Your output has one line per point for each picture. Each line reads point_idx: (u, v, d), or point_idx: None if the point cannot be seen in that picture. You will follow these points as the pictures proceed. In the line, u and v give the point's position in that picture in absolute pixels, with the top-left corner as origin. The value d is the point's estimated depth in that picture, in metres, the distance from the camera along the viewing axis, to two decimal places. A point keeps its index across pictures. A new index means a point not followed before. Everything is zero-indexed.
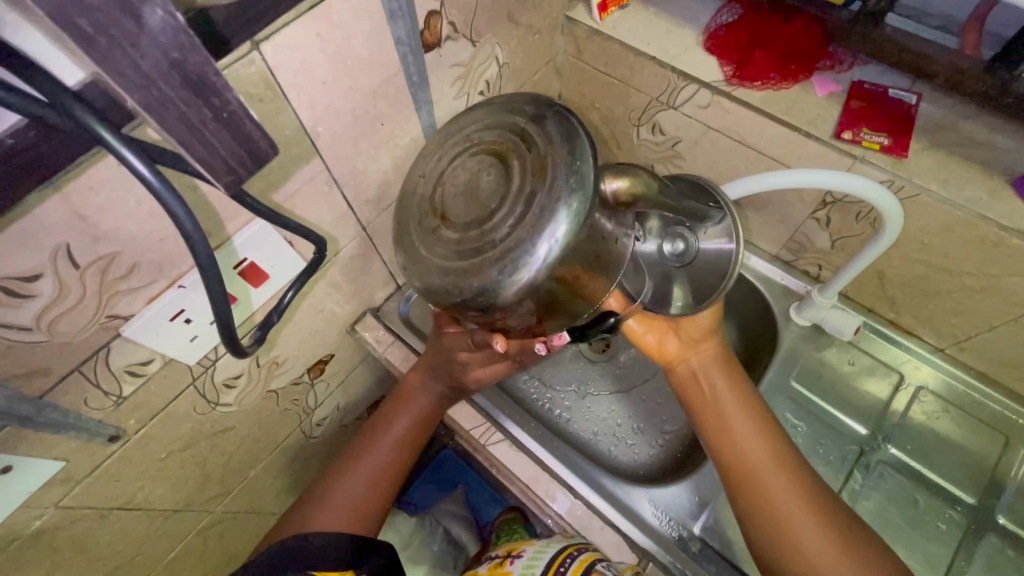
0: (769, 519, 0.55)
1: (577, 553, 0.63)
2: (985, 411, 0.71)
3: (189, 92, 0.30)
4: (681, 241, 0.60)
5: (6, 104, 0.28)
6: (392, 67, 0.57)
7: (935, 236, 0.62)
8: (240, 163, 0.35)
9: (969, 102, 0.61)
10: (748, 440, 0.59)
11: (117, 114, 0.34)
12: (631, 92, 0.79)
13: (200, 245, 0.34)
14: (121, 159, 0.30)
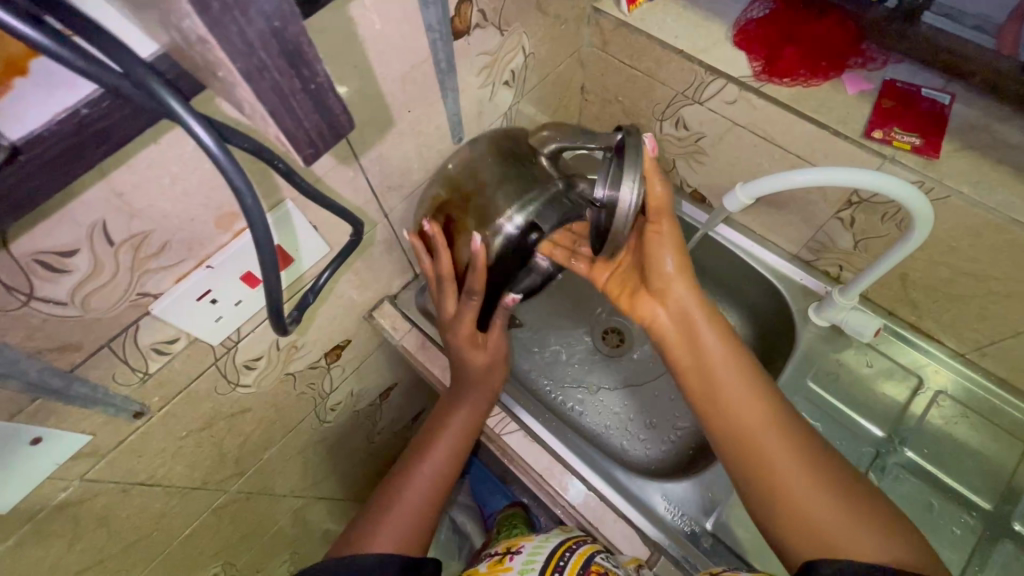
0: (772, 491, 0.54)
1: (577, 546, 0.61)
2: (1005, 418, 0.71)
3: (284, 61, 0.28)
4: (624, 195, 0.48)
5: (83, 73, 0.26)
6: (422, 54, 0.57)
7: (963, 239, 0.61)
8: (319, 136, 0.33)
9: (1004, 104, 0.60)
10: (741, 411, 0.58)
11: (187, 84, 0.34)
12: (655, 86, 0.78)
13: (259, 221, 0.33)
14: (187, 128, 0.29)
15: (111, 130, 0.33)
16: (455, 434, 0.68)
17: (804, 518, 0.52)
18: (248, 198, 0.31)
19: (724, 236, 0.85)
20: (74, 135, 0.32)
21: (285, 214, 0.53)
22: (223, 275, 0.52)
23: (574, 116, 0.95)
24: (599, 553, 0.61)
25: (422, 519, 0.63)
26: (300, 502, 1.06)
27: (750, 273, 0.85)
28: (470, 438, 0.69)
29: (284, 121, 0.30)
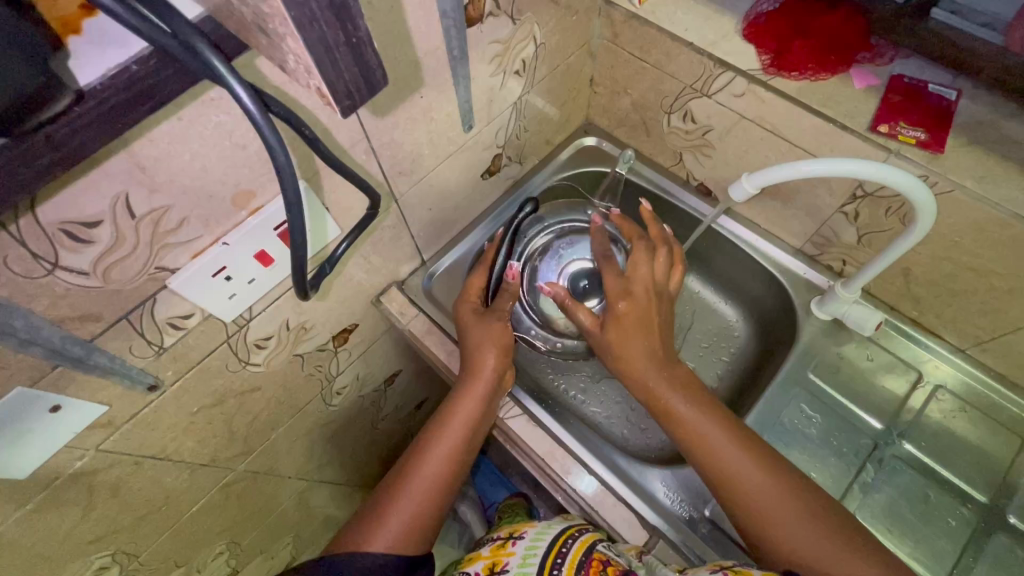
0: (755, 520, 0.57)
1: (578, 534, 0.62)
2: (1003, 413, 0.71)
3: (332, 15, 0.29)
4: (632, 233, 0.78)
5: (134, 29, 0.28)
6: (435, 41, 0.58)
7: (965, 235, 0.62)
8: (357, 88, 0.34)
9: (1010, 101, 0.60)
10: (719, 455, 0.59)
11: (228, 45, 0.36)
12: (664, 78, 0.79)
13: (289, 177, 0.36)
14: (229, 88, 0.32)
15: (155, 87, 0.35)
16: (458, 423, 0.67)
17: (781, 545, 0.56)
18: (282, 159, 0.35)
19: (729, 229, 0.86)
20: (125, 91, 0.34)
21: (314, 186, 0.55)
22: (239, 253, 0.53)
23: (583, 108, 0.96)
24: (600, 542, 0.62)
25: (427, 512, 0.63)
26: (304, 485, 1.08)
27: (754, 266, 0.86)
28: (473, 426, 0.68)
29: (326, 74, 0.32)
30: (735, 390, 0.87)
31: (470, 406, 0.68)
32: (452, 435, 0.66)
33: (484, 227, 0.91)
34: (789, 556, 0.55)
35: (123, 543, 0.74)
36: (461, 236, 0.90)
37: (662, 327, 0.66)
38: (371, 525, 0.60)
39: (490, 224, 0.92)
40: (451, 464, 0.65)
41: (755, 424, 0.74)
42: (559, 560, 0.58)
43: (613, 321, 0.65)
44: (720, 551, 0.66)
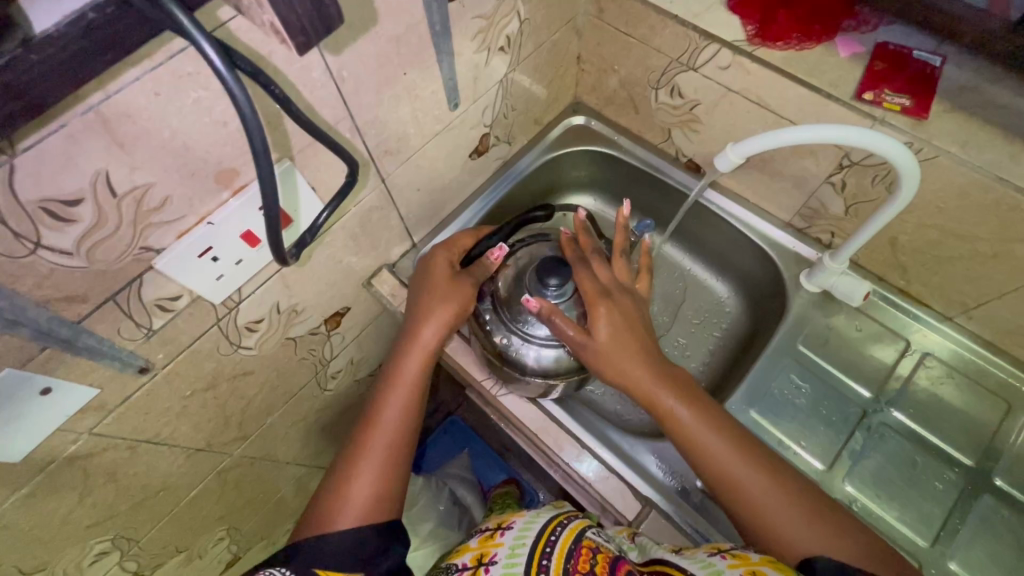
0: (758, 522, 0.57)
1: (567, 522, 0.62)
2: (990, 379, 0.72)
3: None
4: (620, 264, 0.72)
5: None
6: (417, 15, 0.57)
7: (950, 200, 0.62)
8: (311, 25, 0.37)
9: (994, 65, 0.60)
10: (714, 457, 0.59)
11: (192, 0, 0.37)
12: (651, 53, 0.79)
13: (257, 134, 0.36)
14: (195, 42, 0.33)
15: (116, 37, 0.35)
16: (405, 387, 0.66)
17: (778, 537, 0.55)
18: (247, 112, 0.35)
19: (717, 204, 0.87)
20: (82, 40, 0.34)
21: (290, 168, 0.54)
22: (224, 232, 0.53)
23: (571, 88, 0.96)
24: (589, 529, 0.62)
25: (391, 480, 0.62)
26: (302, 470, 1.09)
27: (743, 241, 0.86)
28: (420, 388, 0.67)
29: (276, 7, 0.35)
30: (726, 364, 0.87)
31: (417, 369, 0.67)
32: (398, 400, 0.66)
33: (473, 209, 0.91)
34: (787, 548, 0.55)
35: (122, 528, 0.75)
36: (451, 218, 0.90)
37: (640, 330, 0.66)
38: (340, 495, 0.60)
39: (479, 205, 0.91)
40: (404, 427, 0.65)
41: (746, 394, 0.75)
42: (548, 548, 0.58)
43: (602, 324, 0.64)
44: (713, 520, 0.67)
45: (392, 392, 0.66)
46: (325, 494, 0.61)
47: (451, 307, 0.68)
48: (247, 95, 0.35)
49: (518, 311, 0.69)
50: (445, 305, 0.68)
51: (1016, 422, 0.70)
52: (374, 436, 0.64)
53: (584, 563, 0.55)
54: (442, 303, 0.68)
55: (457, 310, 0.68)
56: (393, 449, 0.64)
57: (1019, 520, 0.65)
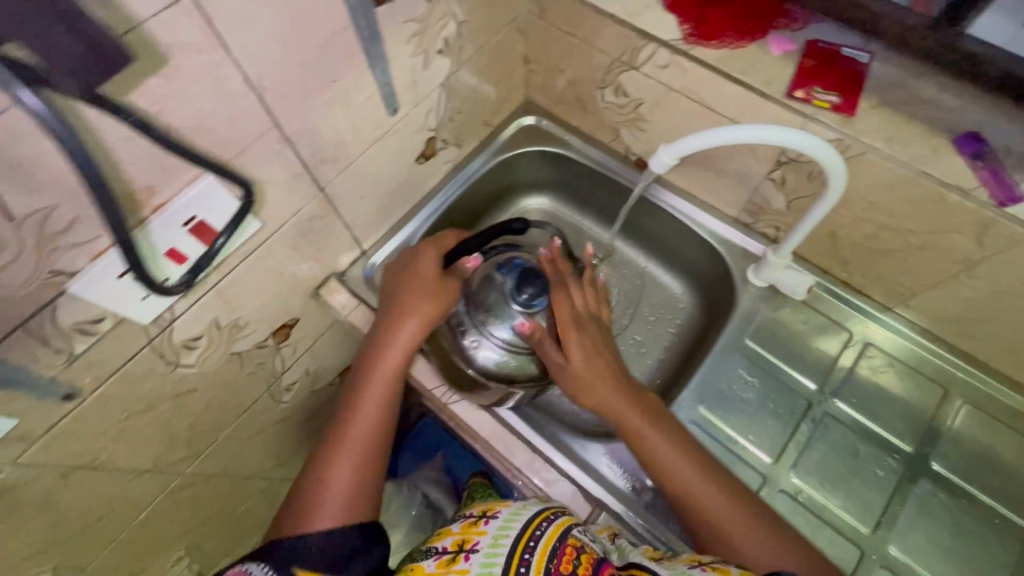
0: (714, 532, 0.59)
1: (554, 517, 0.58)
2: (929, 366, 0.74)
3: None
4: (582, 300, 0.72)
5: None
6: (341, 21, 0.56)
7: (881, 194, 0.63)
8: None
9: (918, 61, 0.61)
10: (679, 471, 0.61)
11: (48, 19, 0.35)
12: (593, 53, 0.78)
13: None
14: None
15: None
16: (381, 388, 0.66)
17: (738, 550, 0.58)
18: None
19: (668, 202, 0.87)
20: None
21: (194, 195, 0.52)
22: (146, 251, 0.51)
23: (520, 87, 0.95)
24: (575, 526, 0.58)
25: (364, 484, 0.62)
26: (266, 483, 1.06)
27: (693, 238, 0.87)
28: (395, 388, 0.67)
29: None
30: (680, 360, 0.88)
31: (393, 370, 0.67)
32: (375, 403, 0.65)
33: (425, 213, 0.90)
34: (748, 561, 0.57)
35: (66, 556, 0.72)
36: (402, 223, 0.89)
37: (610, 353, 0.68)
38: (311, 508, 0.58)
39: (431, 209, 0.90)
40: (380, 428, 0.65)
41: (696, 391, 0.76)
42: (530, 545, 0.54)
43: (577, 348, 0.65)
44: (663, 518, 0.67)
45: (368, 393, 0.65)
46: (297, 499, 0.60)
47: (428, 310, 0.67)
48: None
49: (484, 315, 0.68)
50: (425, 308, 0.67)
51: (952, 407, 0.72)
52: (348, 438, 0.63)
53: (568, 562, 0.53)
54: (420, 305, 0.67)
55: (423, 318, 0.67)
56: (368, 451, 0.63)
57: (955, 502, 0.68)
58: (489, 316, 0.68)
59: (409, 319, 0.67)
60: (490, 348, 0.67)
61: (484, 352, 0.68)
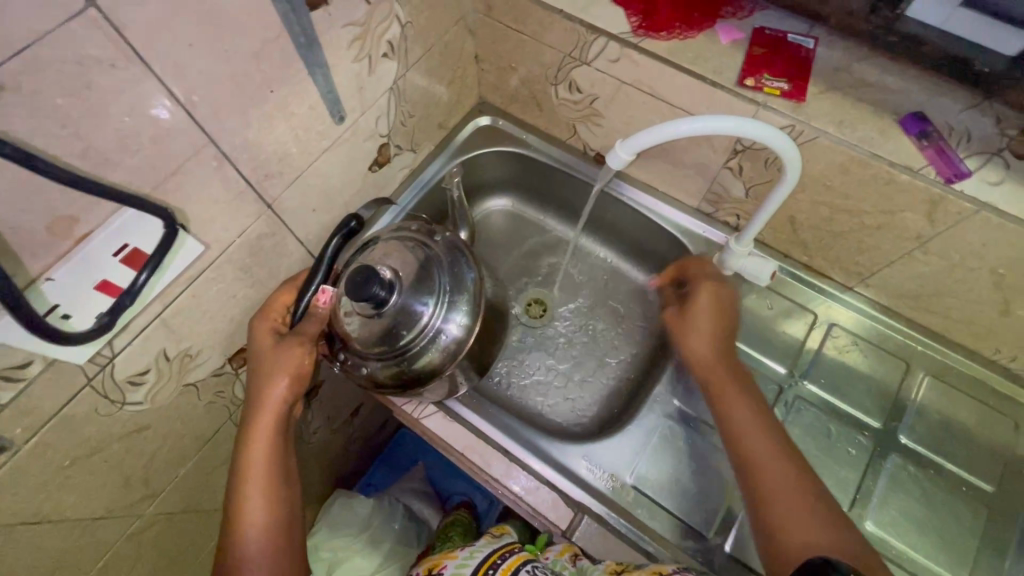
0: (760, 493, 0.57)
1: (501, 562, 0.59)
2: (891, 341, 0.76)
3: None
4: (460, 274, 0.67)
5: None
6: (272, 27, 0.52)
7: (835, 178, 0.64)
8: None
9: (861, 44, 0.62)
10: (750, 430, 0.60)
11: None
12: (544, 49, 0.77)
13: None
14: None
15: None
16: (260, 469, 0.61)
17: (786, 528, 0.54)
18: None
19: (629, 196, 0.87)
20: None
21: (127, 221, 0.48)
22: (73, 288, 0.47)
23: (473, 87, 0.93)
24: (527, 565, 0.59)
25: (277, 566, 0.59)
26: None
27: (657, 230, 0.86)
28: (277, 462, 0.62)
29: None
30: (652, 353, 0.88)
31: (267, 447, 0.62)
32: (260, 486, 0.61)
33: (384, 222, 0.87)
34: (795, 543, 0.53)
35: None
36: None
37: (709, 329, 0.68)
38: None
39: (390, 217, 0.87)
40: (278, 508, 0.61)
41: (669, 385, 0.75)
42: None
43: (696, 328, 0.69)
44: (645, 516, 0.67)
45: (250, 479, 0.61)
46: None
47: (295, 371, 0.62)
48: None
49: (368, 347, 0.63)
50: (287, 370, 0.62)
51: (915, 379, 0.74)
52: (245, 531, 0.59)
53: None
54: (279, 368, 0.62)
55: (290, 377, 0.62)
56: (273, 535, 0.60)
57: (923, 473, 0.69)
58: (376, 346, 0.63)
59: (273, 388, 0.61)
60: (406, 365, 0.64)
61: (413, 364, 0.64)
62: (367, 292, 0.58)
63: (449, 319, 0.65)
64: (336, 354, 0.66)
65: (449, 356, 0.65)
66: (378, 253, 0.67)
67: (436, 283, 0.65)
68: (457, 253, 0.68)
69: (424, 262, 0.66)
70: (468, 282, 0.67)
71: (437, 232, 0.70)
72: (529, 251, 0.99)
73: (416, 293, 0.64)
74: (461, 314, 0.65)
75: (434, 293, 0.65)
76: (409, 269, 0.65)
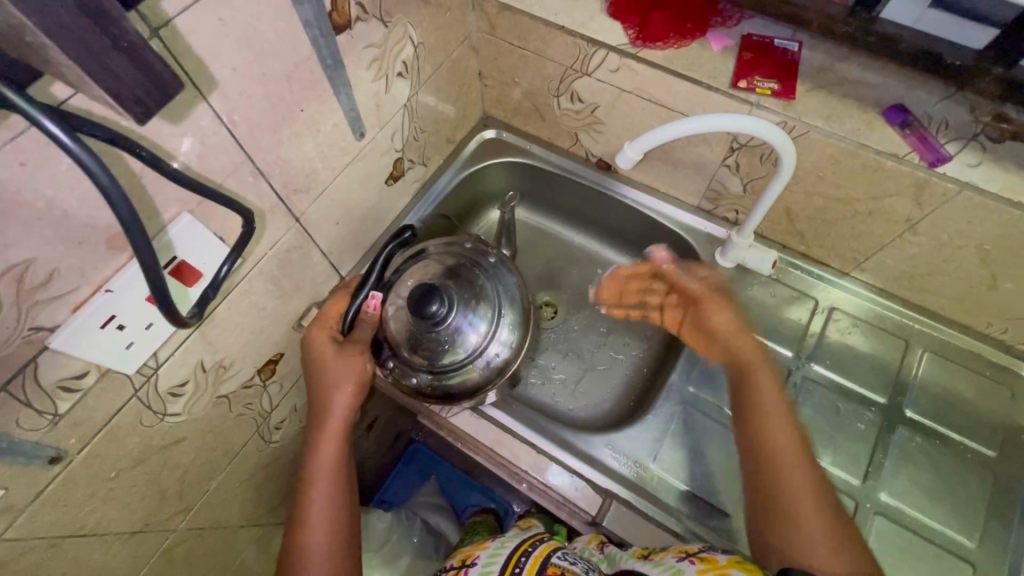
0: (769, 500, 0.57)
1: (532, 549, 0.61)
2: (888, 321, 0.80)
3: (99, 33, 0.32)
4: (509, 294, 0.72)
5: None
6: (303, 51, 0.56)
7: (827, 169, 0.69)
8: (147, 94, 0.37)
9: (841, 46, 0.68)
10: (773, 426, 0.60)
11: (22, 78, 0.35)
12: (545, 63, 0.82)
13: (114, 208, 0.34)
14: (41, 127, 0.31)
15: None
16: (330, 471, 0.64)
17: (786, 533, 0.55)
18: (104, 183, 0.33)
19: (630, 198, 0.92)
20: None
21: (176, 235, 0.51)
22: (129, 299, 0.50)
23: (477, 103, 0.98)
24: (555, 553, 0.61)
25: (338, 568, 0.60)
26: (260, 531, 1.01)
27: (659, 229, 0.91)
28: (343, 464, 0.65)
29: (100, 79, 0.33)
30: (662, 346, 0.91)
31: (334, 450, 0.64)
32: (327, 488, 0.63)
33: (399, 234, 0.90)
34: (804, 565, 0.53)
35: None
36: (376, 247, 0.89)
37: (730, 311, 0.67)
38: None
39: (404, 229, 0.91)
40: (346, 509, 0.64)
41: (684, 372, 0.79)
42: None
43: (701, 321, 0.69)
44: (670, 498, 0.70)
45: (320, 481, 0.63)
46: None
47: (358, 378, 0.65)
48: (102, 165, 0.33)
49: (420, 358, 0.68)
50: (351, 376, 0.65)
51: (914, 355, 0.78)
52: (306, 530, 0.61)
53: None
54: (339, 376, 0.65)
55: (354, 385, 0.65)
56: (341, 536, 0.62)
57: (930, 444, 0.73)
58: (428, 357, 0.68)
59: (339, 393, 0.65)
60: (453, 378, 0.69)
61: (455, 379, 0.69)
62: (428, 311, 0.62)
63: (496, 338, 0.69)
64: (382, 360, 0.69)
65: (489, 375, 0.69)
66: (429, 270, 0.72)
67: (486, 303, 0.70)
68: (505, 272, 0.73)
69: (474, 280, 0.71)
70: (512, 301, 0.72)
71: (483, 252, 0.75)
72: (537, 256, 1.02)
73: (467, 310, 0.68)
74: (507, 334, 0.70)
75: (484, 309, 0.69)
76: (460, 286, 0.70)
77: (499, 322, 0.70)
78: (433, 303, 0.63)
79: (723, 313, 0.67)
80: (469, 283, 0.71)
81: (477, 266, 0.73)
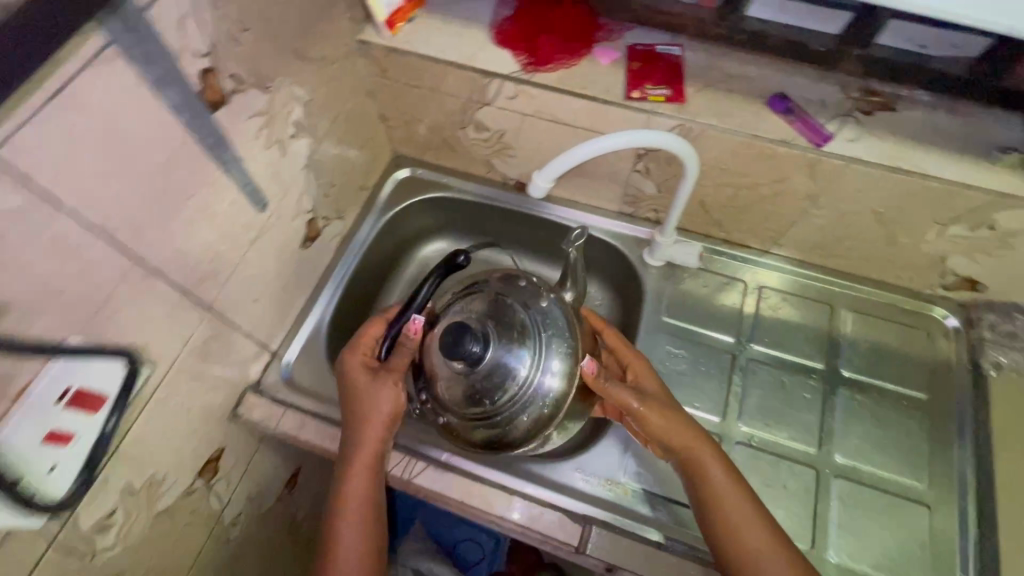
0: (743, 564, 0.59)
1: None
2: (812, 289, 0.85)
3: None
4: (558, 335, 0.61)
5: None
6: (178, 136, 0.52)
7: (729, 161, 0.72)
8: None
9: (719, 44, 0.71)
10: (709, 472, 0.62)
11: None
12: (444, 98, 0.81)
13: None
14: None
15: None
16: (355, 503, 0.64)
17: None
18: None
19: (556, 214, 0.92)
20: None
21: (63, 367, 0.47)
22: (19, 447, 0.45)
23: (385, 144, 0.95)
24: None
25: None
26: None
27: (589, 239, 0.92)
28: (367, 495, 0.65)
29: None
30: None
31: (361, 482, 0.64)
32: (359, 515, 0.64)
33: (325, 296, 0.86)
34: None
35: None
36: (306, 310, 0.84)
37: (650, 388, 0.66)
38: None
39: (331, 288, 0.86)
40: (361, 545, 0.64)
41: None
42: None
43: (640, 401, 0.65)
44: (647, 509, 0.70)
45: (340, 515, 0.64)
46: None
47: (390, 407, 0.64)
48: None
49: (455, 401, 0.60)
50: (382, 404, 0.64)
51: (840, 317, 0.83)
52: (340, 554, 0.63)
53: None
54: (370, 401, 0.65)
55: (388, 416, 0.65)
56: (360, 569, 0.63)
57: (868, 398, 0.77)
58: (464, 401, 0.59)
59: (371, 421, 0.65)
60: (489, 424, 0.60)
61: (502, 424, 0.60)
62: (461, 351, 0.54)
63: (546, 370, 0.60)
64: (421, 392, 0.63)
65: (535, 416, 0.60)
66: (469, 302, 0.62)
67: (529, 336, 0.60)
68: (555, 311, 0.62)
69: (517, 318, 0.61)
70: (563, 330, 0.62)
71: (535, 284, 0.64)
72: None
73: (512, 349, 0.59)
74: (554, 378, 0.60)
75: (529, 349, 0.59)
76: (502, 323, 0.60)
77: (544, 363, 0.60)
78: (469, 344, 0.54)
79: (651, 384, 0.67)
80: (511, 321, 0.60)
81: (524, 301, 0.62)
